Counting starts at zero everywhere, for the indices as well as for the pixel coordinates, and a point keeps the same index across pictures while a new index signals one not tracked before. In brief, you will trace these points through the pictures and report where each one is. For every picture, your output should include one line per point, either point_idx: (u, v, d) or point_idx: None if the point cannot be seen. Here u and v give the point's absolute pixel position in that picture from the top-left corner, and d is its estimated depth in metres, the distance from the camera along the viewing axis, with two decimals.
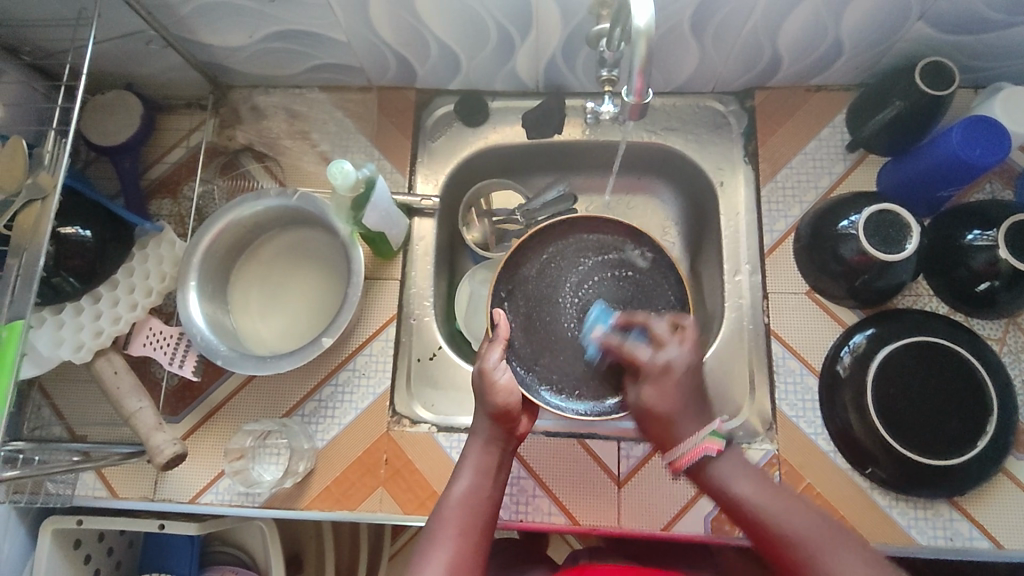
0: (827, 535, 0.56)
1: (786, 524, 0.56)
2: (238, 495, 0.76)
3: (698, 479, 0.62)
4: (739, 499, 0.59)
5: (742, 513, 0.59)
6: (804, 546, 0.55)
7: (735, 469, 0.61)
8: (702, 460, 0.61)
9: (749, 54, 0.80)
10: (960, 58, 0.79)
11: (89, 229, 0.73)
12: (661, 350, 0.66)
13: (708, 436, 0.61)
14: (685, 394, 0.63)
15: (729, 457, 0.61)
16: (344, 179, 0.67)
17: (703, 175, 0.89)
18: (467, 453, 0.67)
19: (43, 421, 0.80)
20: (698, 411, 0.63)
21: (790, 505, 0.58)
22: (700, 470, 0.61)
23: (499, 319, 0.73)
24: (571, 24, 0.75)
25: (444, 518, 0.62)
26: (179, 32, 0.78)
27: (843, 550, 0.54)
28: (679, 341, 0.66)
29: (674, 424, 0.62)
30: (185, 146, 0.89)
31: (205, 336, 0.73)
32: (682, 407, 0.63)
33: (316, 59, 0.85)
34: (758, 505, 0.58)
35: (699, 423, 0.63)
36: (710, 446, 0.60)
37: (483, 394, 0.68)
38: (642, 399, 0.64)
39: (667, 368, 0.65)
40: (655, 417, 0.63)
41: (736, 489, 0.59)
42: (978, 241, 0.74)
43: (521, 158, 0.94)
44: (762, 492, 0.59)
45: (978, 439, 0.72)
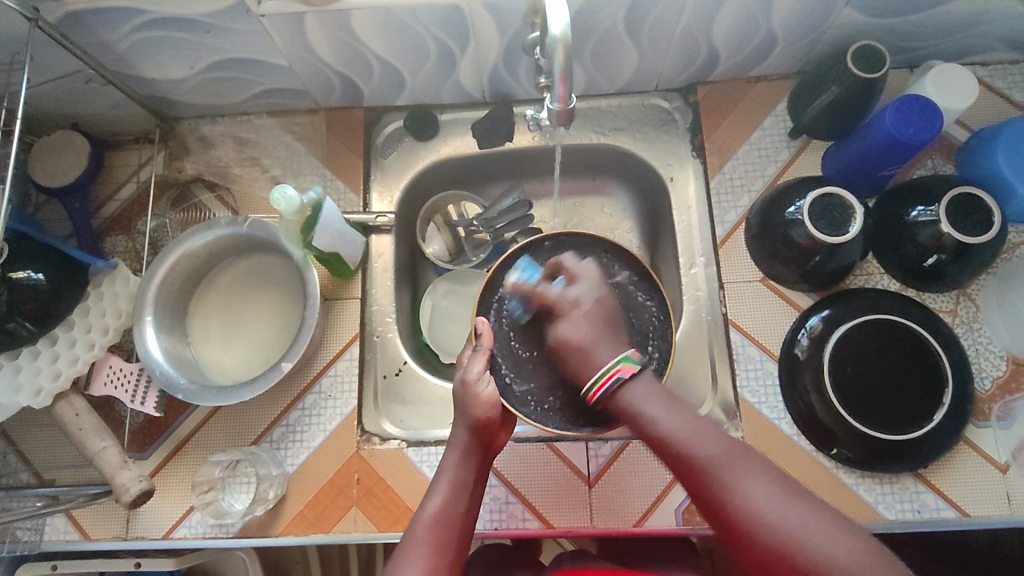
0: (732, 456, 0.57)
1: (695, 447, 0.58)
2: (211, 527, 0.76)
3: (612, 405, 0.63)
4: (653, 421, 0.60)
5: (654, 435, 0.60)
6: (710, 464, 0.57)
7: (650, 394, 0.61)
8: (614, 386, 0.62)
9: (686, 51, 0.82)
10: (890, 40, 0.81)
11: (42, 272, 0.72)
12: (570, 287, 0.69)
13: (620, 361, 0.62)
14: (598, 323, 0.66)
15: (644, 383, 0.62)
16: (287, 203, 0.68)
17: (654, 172, 0.90)
18: (442, 472, 0.66)
19: (9, 468, 0.79)
20: (614, 340, 0.65)
21: (699, 428, 0.59)
22: (614, 393, 0.62)
23: (480, 327, 0.69)
24: (508, 33, 0.76)
25: (416, 538, 0.62)
26: (118, 69, 0.78)
27: (758, 476, 0.56)
28: (586, 284, 0.69)
29: (591, 354, 0.64)
30: (136, 181, 0.89)
31: (165, 369, 0.73)
32: (598, 345, 0.64)
33: (261, 86, 0.85)
34: (676, 438, 0.59)
35: (614, 350, 0.65)
36: (622, 371, 0.62)
37: (464, 406, 0.66)
38: (558, 333, 0.66)
39: (576, 304, 0.67)
40: (571, 349, 0.65)
41: (650, 411, 0.60)
42: (922, 216, 0.75)
43: (474, 169, 0.94)
44: (673, 417, 0.60)
45: (936, 411, 0.74)
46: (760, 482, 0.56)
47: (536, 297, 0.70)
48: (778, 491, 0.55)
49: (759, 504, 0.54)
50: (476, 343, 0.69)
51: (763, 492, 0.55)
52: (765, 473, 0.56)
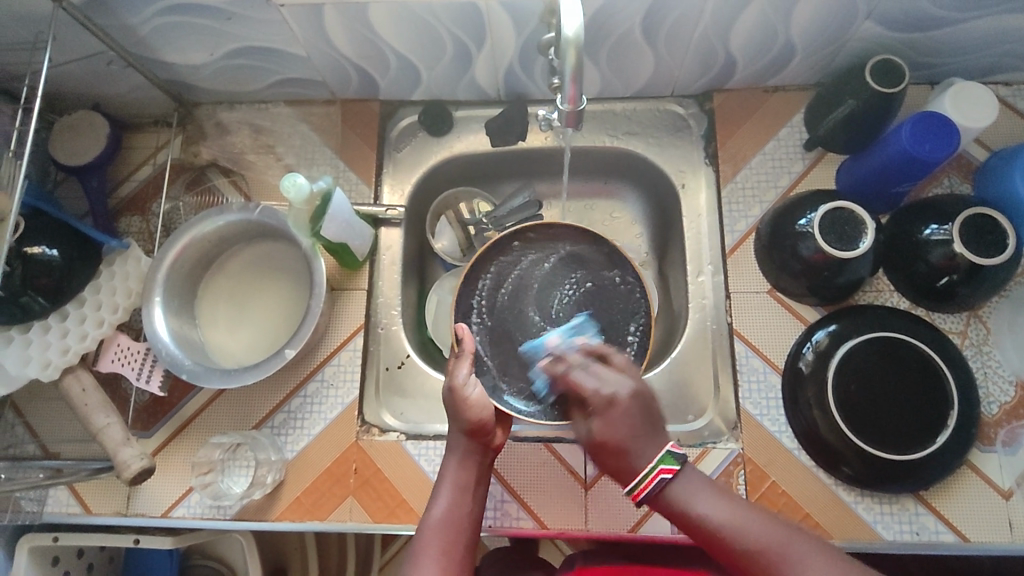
0: (786, 541, 0.55)
1: (744, 536, 0.56)
2: (209, 508, 0.77)
3: (659, 508, 0.61)
4: (699, 518, 0.58)
5: (703, 532, 0.58)
6: (765, 555, 0.55)
7: (693, 488, 0.59)
8: (661, 486, 0.60)
9: (703, 58, 0.81)
10: (912, 55, 0.80)
11: (56, 248, 0.74)
12: (607, 376, 0.64)
13: (660, 460, 0.60)
14: (636, 422, 0.61)
15: (686, 477, 0.60)
16: (296, 192, 0.69)
17: (665, 178, 0.90)
18: (443, 475, 0.66)
19: (16, 439, 0.81)
20: (655, 438, 0.61)
21: (749, 514, 0.57)
22: (657, 495, 0.60)
23: (461, 334, 0.71)
24: (525, 32, 0.76)
25: (425, 543, 0.61)
26: (139, 52, 0.79)
27: (817, 561, 0.54)
28: (620, 372, 0.65)
29: (630, 455, 0.60)
30: (153, 164, 0.90)
31: (170, 350, 0.74)
32: (635, 437, 0.61)
33: (278, 75, 0.86)
34: (721, 523, 0.57)
35: (656, 446, 0.61)
36: (664, 472, 0.59)
37: (454, 412, 0.67)
38: (594, 434, 0.62)
39: (613, 401, 0.62)
40: (609, 449, 0.61)
41: (697, 509, 0.58)
42: (936, 235, 0.74)
43: (486, 167, 0.94)
44: (720, 508, 0.58)
45: (940, 432, 0.73)
46: (819, 568, 0.53)
47: (568, 376, 0.66)
48: (836, 568, 0.53)
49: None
50: (458, 349, 0.71)
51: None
52: (815, 558, 0.54)
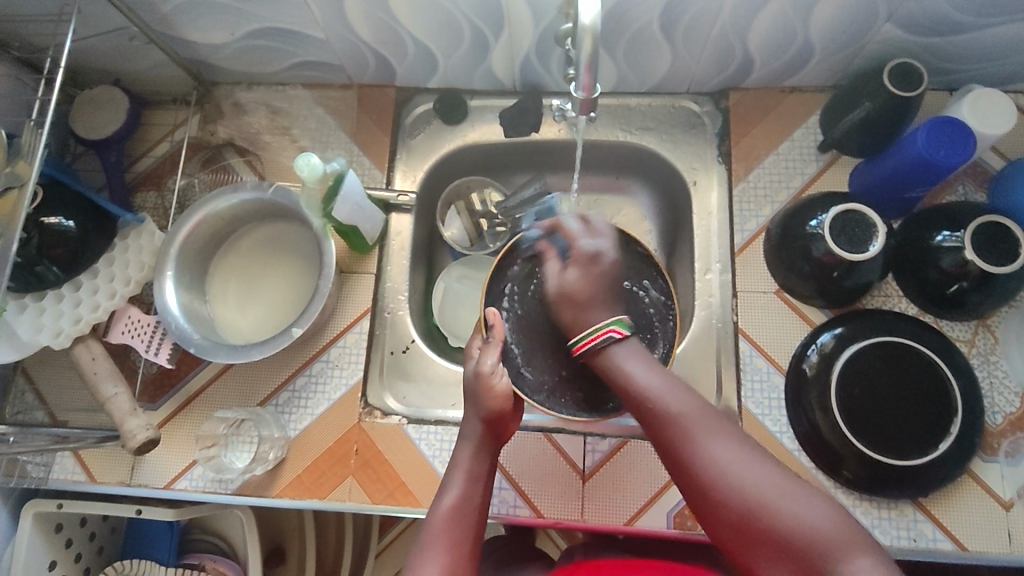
0: (699, 415, 0.58)
1: (665, 403, 0.60)
2: (211, 481, 0.78)
3: (595, 363, 0.66)
4: (630, 380, 0.62)
5: (628, 390, 0.62)
6: (675, 421, 0.59)
7: (633, 355, 0.63)
8: (601, 346, 0.64)
9: (720, 55, 0.81)
10: (931, 60, 0.80)
11: (73, 219, 0.76)
12: (591, 236, 0.73)
13: (611, 324, 0.65)
14: (603, 282, 0.70)
15: (629, 347, 0.64)
16: (310, 171, 0.70)
17: (678, 175, 0.90)
18: (455, 463, 0.67)
19: (25, 405, 0.82)
20: (612, 301, 0.69)
21: (674, 385, 0.61)
22: (597, 354, 0.65)
23: (491, 319, 0.72)
24: (543, 23, 0.76)
25: (434, 531, 0.61)
26: (162, 29, 0.80)
27: (721, 436, 0.57)
28: (603, 236, 0.73)
29: (587, 310, 0.68)
30: (170, 141, 0.91)
31: (180, 324, 0.75)
32: (604, 300, 0.68)
33: (297, 57, 0.87)
34: (645, 389, 0.61)
35: (608, 312, 0.68)
36: (613, 332, 0.64)
37: (477, 397, 0.68)
38: (563, 280, 0.70)
39: (595, 258, 0.71)
40: (574, 301, 0.69)
41: (628, 370, 0.63)
42: (948, 242, 0.73)
43: (499, 157, 0.95)
44: (651, 373, 0.62)
45: (942, 439, 0.72)
46: (723, 444, 0.56)
47: (559, 230, 0.75)
48: (744, 454, 0.56)
49: (717, 461, 0.55)
50: (487, 335, 0.72)
51: (729, 456, 0.55)
52: (724, 431, 0.57)
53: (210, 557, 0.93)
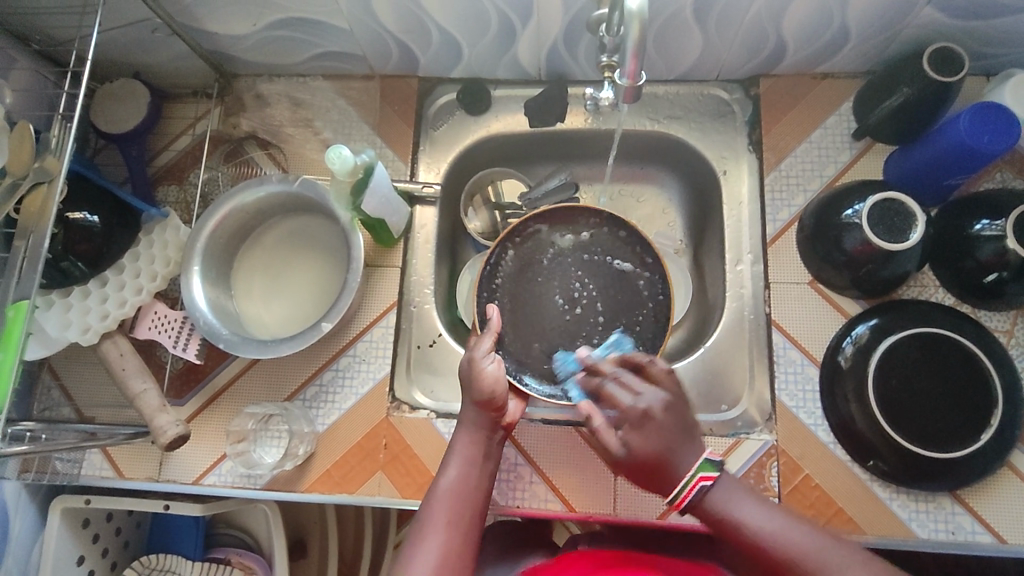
0: (823, 548, 0.52)
1: (788, 542, 0.53)
2: (240, 477, 0.77)
3: (699, 515, 0.58)
4: (743, 525, 0.55)
5: (742, 538, 0.55)
6: (800, 564, 0.52)
7: (734, 493, 0.57)
8: (699, 493, 0.57)
9: (753, 41, 0.79)
10: (969, 44, 0.78)
11: (97, 215, 0.75)
12: (639, 392, 0.62)
13: (701, 467, 0.57)
14: (669, 434, 0.59)
15: (727, 483, 0.57)
16: (341, 163, 0.68)
17: (707, 164, 0.88)
18: (454, 443, 0.66)
19: (52, 402, 0.82)
20: (690, 441, 0.59)
21: (790, 524, 0.54)
22: (697, 503, 0.57)
23: (489, 314, 0.75)
24: (573, 9, 0.75)
25: (434, 510, 0.60)
26: (185, 21, 0.79)
27: (857, 569, 0.51)
28: (652, 386, 0.63)
29: (668, 467, 0.58)
30: (191, 134, 0.90)
31: (208, 319, 0.74)
32: (676, 446, 0.58)
33: (320, 47, 0.85)
34: (761, 532, 0.54)
35: (693, 450, 0.58)
36: (704, 479, 0.57)
37: (468, 383, 0.67)
38: (626, 446, 0.60)
39: (647, 414, 0.60)
40: (646, 469, 0.59)
41: (736, 514, 0.56)
42: (987, 230, 0.72)
43: (524, 148, 0.94)
44: (765, 516, 0.55)
45: (983, 431, 0.71)
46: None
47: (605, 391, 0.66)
48: None
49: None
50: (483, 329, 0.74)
51: None
52: (859, 565, 0.51)
53: (236, 551, 0.93)
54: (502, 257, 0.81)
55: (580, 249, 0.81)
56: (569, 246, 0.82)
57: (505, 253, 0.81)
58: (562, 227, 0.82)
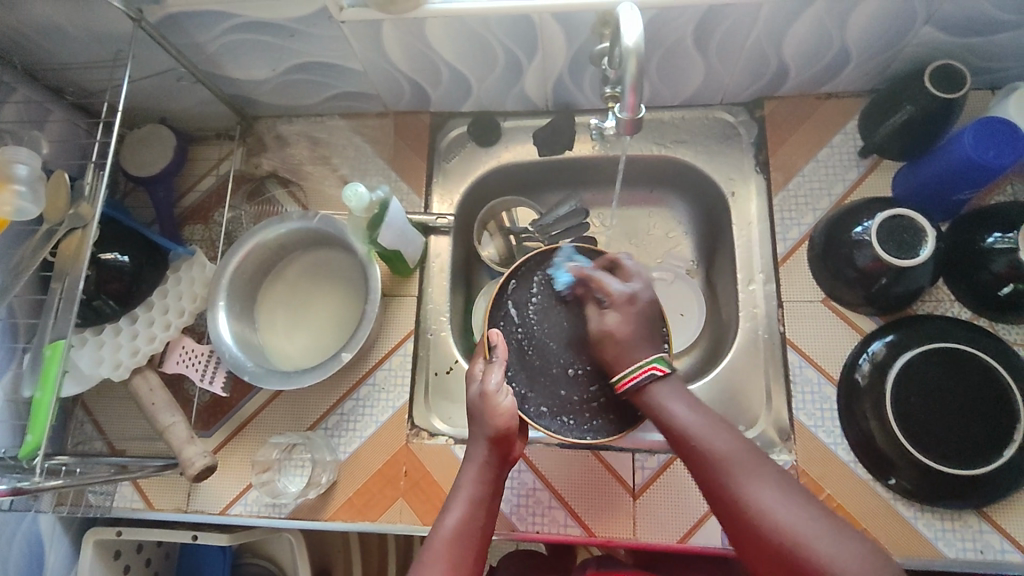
0: (741, 455, 0.60)
1: (708, 441, 0.61)
2: (265, 506, 0.79)
3: (638, 402, 0.67)
4: (674, 418, 0.63)
5: (672, 430, 0.63)
6: (720, 462, 0.60)
7: (676, 394, 0.65)
8: (644, 383, 0.66)
9: (754, 65, 0.81)
10: (971, 60, 0.79)
11: (127, 255, 0.79)
12: (628, 281, 0.73)
13: (654, 360, 0.66)
14: (645, 321, 0.70)
15: (672, 385, 0.66)
16: (357, 201, 0.71)
17: (715, 186, 0.89)
18: (459, 485, 0.64)
19: (85, 436, 0.85)
20: (652, 339, 0.69)
21: (716, 425, 0.62)
22: (642, 391, 0.66)
23: (494, 340, 0.70)
24: (576, 43, 0.77)
25: (433, 554, 0.58)
26: (207, 68, 0.83)
27: (765, 478, 0.58)
28: (632, 278, 0.73)
29: (626, 352, 0.68)
30: (215, 174, 0.94)
31: (233, 352, 0.77)
32: (637, 343, 0.68)
33: (335, 89, 0.89)
34: (688, 425, 0.62)
35: (651, 349, 0.69)
36: (654, 369, 0.66)
37: (483, 417, 0.65)
38: (601, 324, 0.70)
39: (632, 299, 0.71)
40: (614, 339, 0.69)
41: (672, 408, 0.64)
42: (999, 243, 0.72)
43: (534, 176, 0.96)
44: (693, 416, 0.63)
45: (1007, 446, 0.70)
46: (772, 489, 0.57)
47: (591, 279, 0.73)
48: (792, 499, 0.56)
49: (766, 501, 0.56)
50: (490, 356, 0.70)
51: (776, 499, 0.56)
52: (783, 484, 0.57)
53: None
54: (512, 287, 0.77)
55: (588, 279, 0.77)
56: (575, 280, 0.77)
57: (510, 282, 0.77)
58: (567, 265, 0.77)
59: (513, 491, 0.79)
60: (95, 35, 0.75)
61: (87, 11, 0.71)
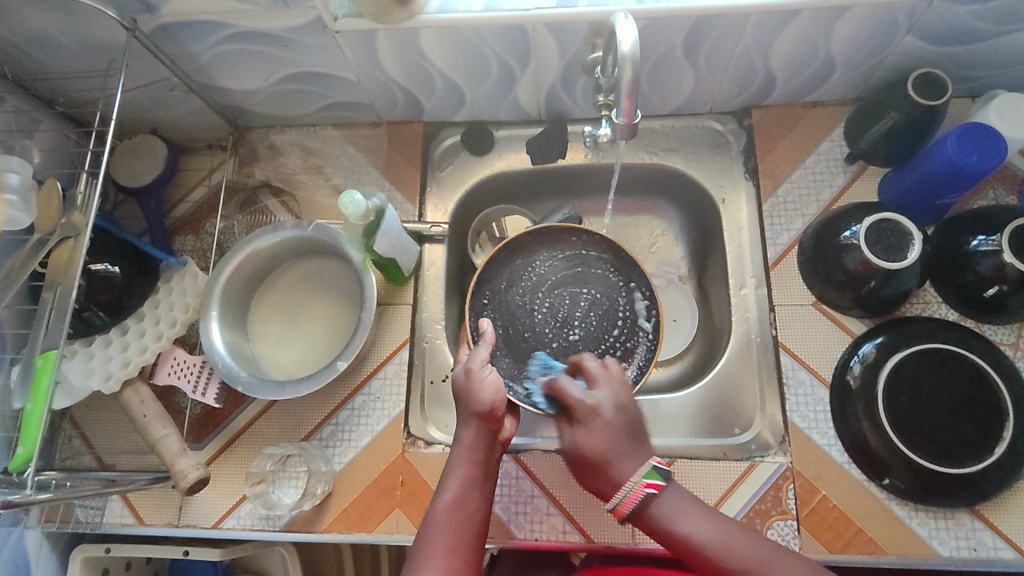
0: (774, 560, 0.55)
1: (735, 556, 0.55)
2: (259, 519, 0.78)
3: (641, 524, 0.59)
4: (689, 537, 0.56)
5: (692, 550, 0.56)
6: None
7: (679, 505, 0.58)
8: (642, 502, 0.58)
9: (742, 75, 0.83)
10: (953, 69, 0.81)
11: (118, 265, 0.78)
12: (593, 391, 0.63)
13: (645, 475, 0.58)
14: (618, 436, 0.59)
15: (671, 493, 0.59)
16: (354, 208, 0.71)
17: (705, 193, 0.91)
18: (452, 463, 0.64)
19: (73, 451, 0.83)
20: (635, 447, 0.60)
21: (735, 534, 0.56)
22: (641, 511, 0.58)
23: (483, 328, 0.74)
24: (569, 53, 0.78)
25: (433, 535, 0.59)
26: (201, 78, 0.83)
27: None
28: (603, 385, 0.64)
29: (611, 467, 0.58)
30: (207, 185, 0.94)
31: (225, 362, 0.76)
32: (614, 449, 0.59)
33: (329, 98, 0.89)
34: (709, 540, 0.56)
35: (634, 462, 0.59)
36: (649, 486, 0.58)
37: (468, 396, 0.65)
38: (575, 443, 0.60)
39: (596, 410, 0.61)
40: (593, 464, 0.59)
41: (680, 526, 0.57)
42: (984, 246, 0.73)
43: (527, 184, 0.96)
44: (707, 526, 0.57)
45: (996, 445, 0.71)
46: None
47: (558, 391, 0.65)
48: None
49: None
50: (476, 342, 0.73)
51: None
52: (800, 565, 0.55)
53: None
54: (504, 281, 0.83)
55: (571, 262, 0.84)
56: (560, 266, 0.84)
57: (497, 281, 0.83)
58: (549, 247, 0.84)
59: (511, 498, 0.78)
60: (88, 45, 0.75)
61: (79, 20, 0.71)
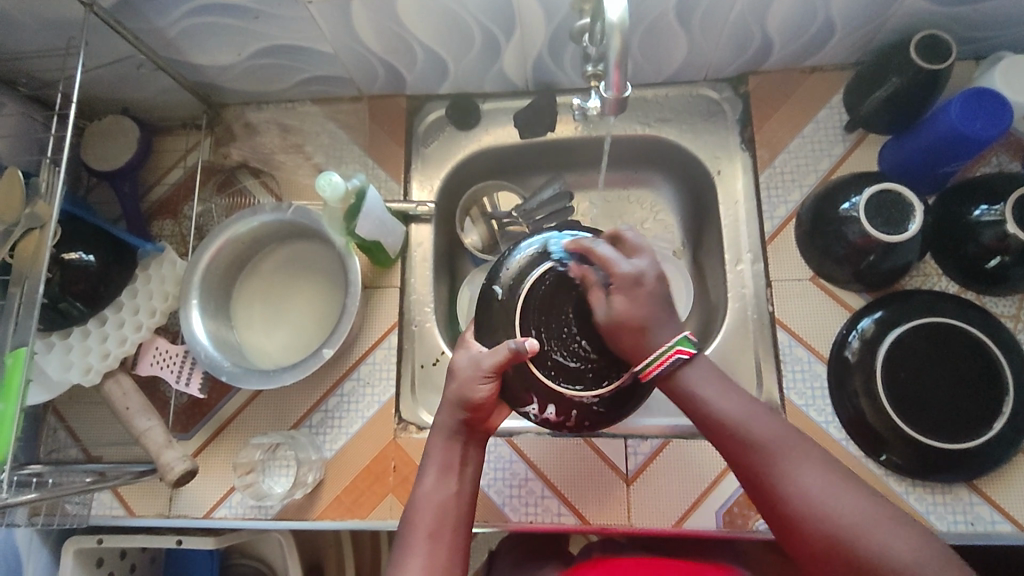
0: (787, 438, 0.55)
1: (752, 429, 0.56)
2: (250, 508, 0.77)
3: (665, 388, 0.60)
4: (711, 406, 0.58)
5: (710, 419, 0.58)
6: (762, 447, 0.55)
7: (708, 377, 0.59)
8: (674, 367, 0.59)
9: (737, 40, 0.79)
10: (957, 30, 0.77)
11: (92, 253, 0.74)
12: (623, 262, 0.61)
13: (677, 343, 0.58)
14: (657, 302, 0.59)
15: (701, 365, 0.60)
16: (331, 190, 0.71)
17: (700, 164, 0.87)
18: (431, 448, 0.62)
19: (59, 444, 0.81)
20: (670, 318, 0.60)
21: (753, 410, 0.57)
22: (669, 376, 0.59)
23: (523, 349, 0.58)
24: (555, 20, 0.74)
25: (414, 521, 0.58)
26: (169, 54, 0.79)
27: (808, 461, 0.54)
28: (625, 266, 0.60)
29: (647, 334, 0.58)
30: (183, 166, 0.90)
31: (209, 352, 0.74)
32: (658, 314, 0.59)
33: (306, 73, 0.85)
34: (730, 415, 0.57)
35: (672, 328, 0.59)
36: (679, 353, 0.58)
37: (457, 387, 0.61)
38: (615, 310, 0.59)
39: (640, 280, 0.59)
40: (631, 328, 0.58)
41: (706, 393, 0.58)
42: (986, 216, 0.71)
43: (516, 159, 0.93)
44: (732, 400, 0.58)
45: (995, 420, 0.70)
46: (817, 474, 0.53)
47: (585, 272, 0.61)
48: (833, 481, 0.53)
49: (811, 491, 0.52)
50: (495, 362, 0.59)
51: (818, 483, 0.53)
52: (813, 458, 0.54)
53: None
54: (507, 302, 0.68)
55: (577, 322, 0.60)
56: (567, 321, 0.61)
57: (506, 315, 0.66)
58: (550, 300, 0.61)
59: (505, 482, 0.77)
60: (46, 22, 0.71)
61: None
